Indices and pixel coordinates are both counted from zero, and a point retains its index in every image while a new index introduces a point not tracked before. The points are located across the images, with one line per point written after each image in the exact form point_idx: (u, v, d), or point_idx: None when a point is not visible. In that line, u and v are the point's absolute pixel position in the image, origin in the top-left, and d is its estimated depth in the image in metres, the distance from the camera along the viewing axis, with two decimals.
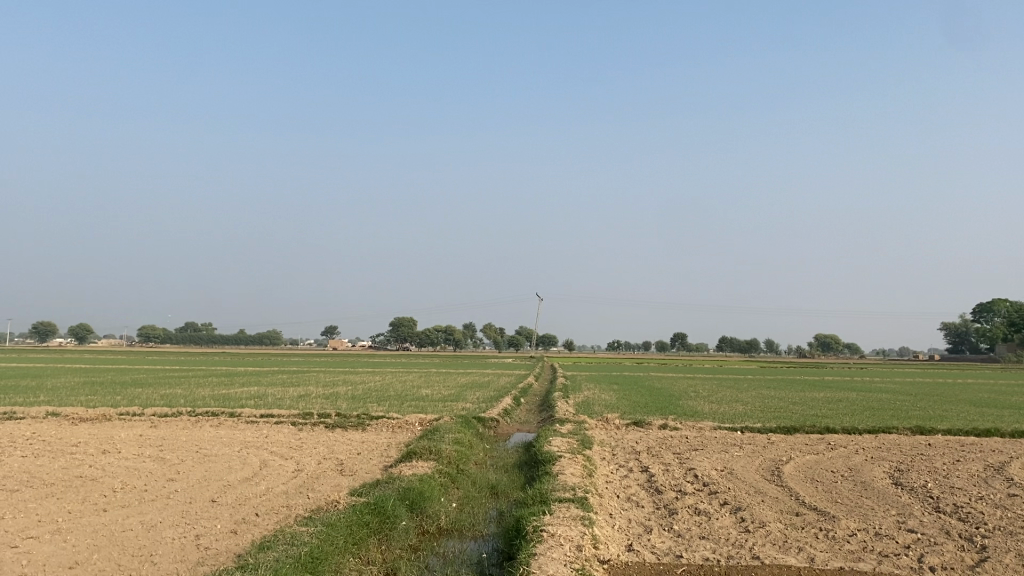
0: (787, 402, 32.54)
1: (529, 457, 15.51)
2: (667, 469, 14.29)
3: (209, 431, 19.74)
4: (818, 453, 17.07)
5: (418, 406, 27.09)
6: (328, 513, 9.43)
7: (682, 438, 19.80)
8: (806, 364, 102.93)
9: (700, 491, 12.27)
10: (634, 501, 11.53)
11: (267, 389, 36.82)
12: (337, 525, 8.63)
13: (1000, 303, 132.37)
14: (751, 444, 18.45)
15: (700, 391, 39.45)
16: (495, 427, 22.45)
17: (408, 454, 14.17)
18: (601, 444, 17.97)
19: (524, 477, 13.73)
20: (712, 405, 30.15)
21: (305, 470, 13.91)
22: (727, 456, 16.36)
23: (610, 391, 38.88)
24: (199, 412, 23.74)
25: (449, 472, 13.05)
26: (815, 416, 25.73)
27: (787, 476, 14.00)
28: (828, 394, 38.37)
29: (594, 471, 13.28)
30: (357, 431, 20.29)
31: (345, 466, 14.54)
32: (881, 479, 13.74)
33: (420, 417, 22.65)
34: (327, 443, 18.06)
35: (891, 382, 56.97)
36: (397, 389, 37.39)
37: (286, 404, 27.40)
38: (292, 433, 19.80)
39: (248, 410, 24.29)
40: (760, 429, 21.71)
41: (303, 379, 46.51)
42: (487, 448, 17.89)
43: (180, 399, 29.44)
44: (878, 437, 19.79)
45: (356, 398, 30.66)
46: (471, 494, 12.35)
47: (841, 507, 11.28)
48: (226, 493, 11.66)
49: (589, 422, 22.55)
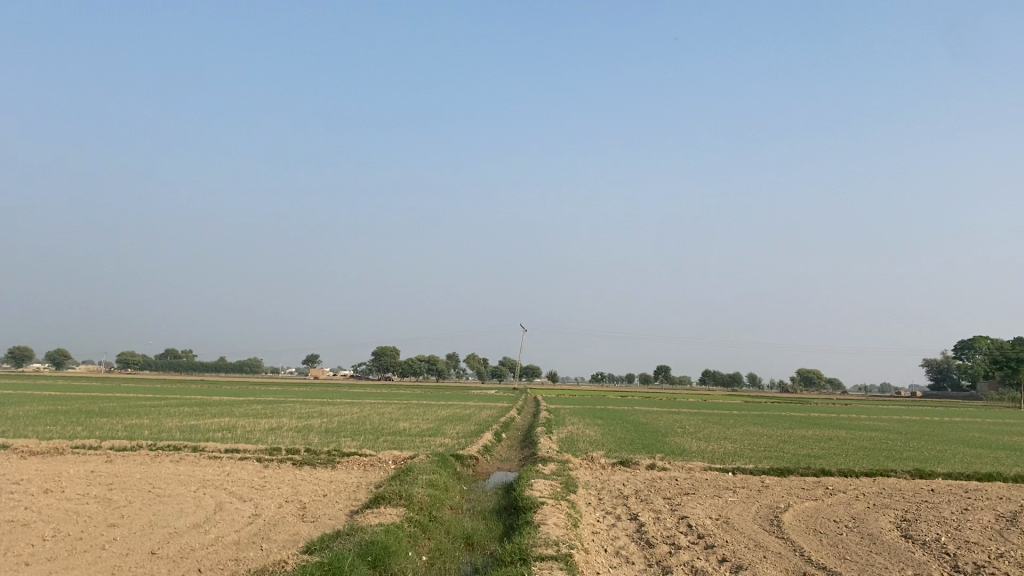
0: (777, 440, 31.56)
1: (508, 502, 14.40)
2: (657, 517, 13.17)
3: (168, 467, 18.45)
4: (817, 499, 16.04)
5: (394, 441, 25.90)
6: None
7: (671, 479, 18.76)
8: (791, 399, 102.03)
9: (695, 545, 11.21)
10: (624, 559, 10.36)
11: (238, 420, 35.48)
12: None
13: (983, 339, 132.38)
14: (744, 488, 17.36)
15: (687, 427, 38.47)
16: (473, 465, 21.27)
17: (376, 498, 13.04)
18: (585, 487, 16.85)
19: (502, 526, 12.57)
20: (700, 443, 29.03)
21: (263, 516, 12.74)
22: (721, 502, 15.25)
23: (594, 425, 37.84)
24: (160, 445, 22.46)
25: (419, 520, 11.87)
26: (808, 456, 24.67)
27: (787, 527, 12.89)
28: (818, 432, 37.45)
29: (579, 521, 12.14)
30: (326, 469, 19.13)
31: (307, 511, 13.36)
32: (890, 530, 12.67)
33: (394, 454, 21.49)
34: (292, 484, 16.86)
35: (876, 419, 56.09)
36: (374, 422, 36.13)
37: (255, 438, 26.13)
38: (257, 471, 18.57)
39: (213, 444, 23.05)
40: (753, 471, 20.63)
41: (277, 410, 45.01)
42: (463, 490, 16.70)
43: (143, 431, 28.02)
44: (878, 481, 18.72)
45: (330, 431, 29.37)
46: (444, 549, 11.16)
47: (851, 567, 10.18)
48: (169, 544, 10.45)
49: (572, 461, 21.46)
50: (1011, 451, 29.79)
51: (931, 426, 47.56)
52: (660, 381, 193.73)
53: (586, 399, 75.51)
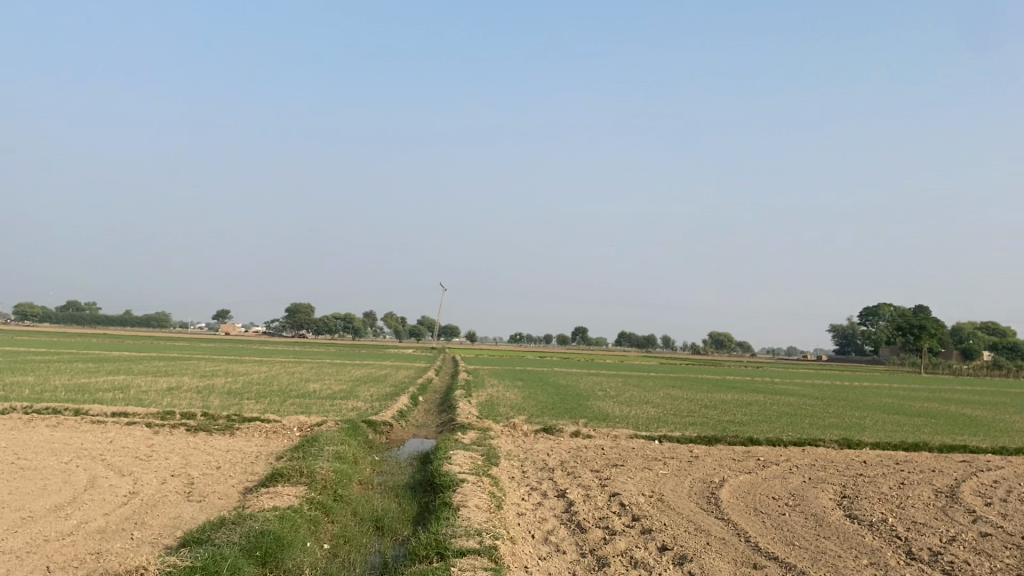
0: (700, 405, 31.05)
1: (424, 477, 13.08)
2: (587, 496, 12.03)
3: (42, 434, 16.44)
4: (750, 473, 15.21)
5: (302, 405, 24.18)
6: None
7: (597, 448, 17.75)
8: (705, 362, 103.54)
9: (630, 529, 10.11)
10: (554, 548, 9.17)
11: (134, 378, 33.05)
12: None
13: (886, 306, 136.98)
14: (674, 459, 16.44)
15: (607, 391, 37.86)
16: (387, 433, 19.87)
17: (272, 475, 11.50)
18: (506, 459, 15.64)
19: (416, 507, 11.24)
20: (623, 408, 28.26)
21: (141, 495, 11.06)
22: (652, 476, 14.25)
23: (515, 388, 36.80)
24: (38, 407, 20.27)
25: (321, 502, 10.45)
26: (732, 423, 24.09)
27: (726, 506, 11.92)
28: (736, 397, 37.35)
29: (503, 501, 10.90)
30: (225, 437, 17.43)
31: (195, 488, 11.73)
32: (833, 510, 11.83)
33: (301, 420, 19.86)
34: (183, 454, 15.12)
35: (786, 383, 56.86)
36: (283, 383, 34.22)
37: (149, 400, 24.03)
38: (145, 438, 16.73)
39: (99, 407, 20.93)
40: (680, 439, 19.81)
41: (180, 368, 42.51)
42: (375, 463, 15.28)
43: (24, 390, 25.58)
44: (808, 451, 18.10)
45: (234, 393, 27.41)
46: (348, 535, 9.77)
47: (802, 556, 9.22)
48: (16, 535, 8.71)
49: (493, 428, 20.23)
50: (926, 418, 30.01)
51: (840, 391, 48.21)
52: (577, 342, 195.16)
53: (504, 360, 74.63)
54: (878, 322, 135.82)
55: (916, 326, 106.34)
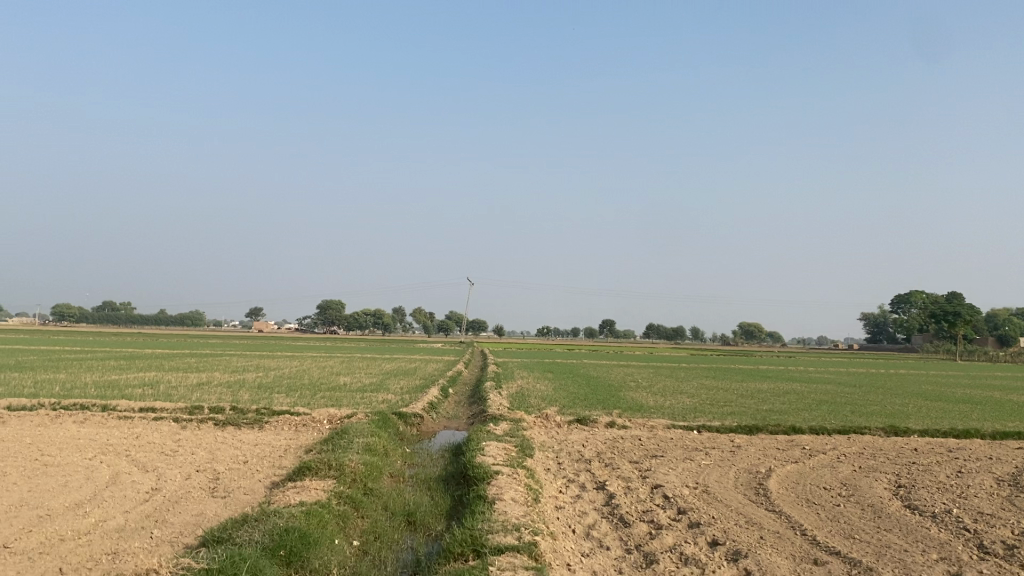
0: (736, 394, 30.33)
1: (457, 470, 12.57)
2: (627, 488, 11.44)
3: (68, 430, 16.14)
4: (797, 462, 14.54)
5: (332, 399, 23.80)
6: None
7: (634, 439, 17.15)
8: (736, 351, 102.30)
9: (676, 523, 9.51)
10: (597, 544, 8.60)
11: (164, 374, 32.92)
12: None
13: (919, 293, 134.44)
14: (715, 449, 15.77)
15: (640, 381, 37.19)
16: (418, 425, 19.39)
17: (300, 468, 11.04)
18: (542, 450, 15.08)
19: (449, 501, 10.73)
20: (658, 398, 27.58)
21: (164, 491, 10.64)
22: (694, 467, 13.61)
23: (545, 379, 36.25)
24: (66, 403, 20.04)
25: (350, 496, 9.97)
26: (772, 412, 23.34)
27: (776, 497, 11.27)
28: (773, 386, 36.53)
29: (540, 494, 10.33)
30: (253, 431, 17.06)
31: (220, 484, 11.30)
32: (891, 501, 11.15)
33: (330, 413, 19.46)
34: (209, 449, 14.73)
35: (820, 372, 55.76)
36: (312, 377, 33.96)
37: (177, 394, 23.78)
38: (171, 433, 16.38)
39: (126, 402, 20.66)
40: (720, 429, 19.12)
41: (210, 364, 42.44)
42: (406, 455, 14.79)
43: (54, 387, 25.45)
44: (855, 439, 17.36)
45: (263, 387, 27.13)
46: (379, 531, 9.27)
47: (865, 550, 8.57)
48: (30, 535, 8.30)
49: (526, 419, 19.70)
50: (973, 405, 29.03)
51: (877, 378, 47.07)
52: (605, 333, 194.12)
53: (534, 351, 74.10)
54: (912, 309, 133.34)
55: (953, 312, 104.15)
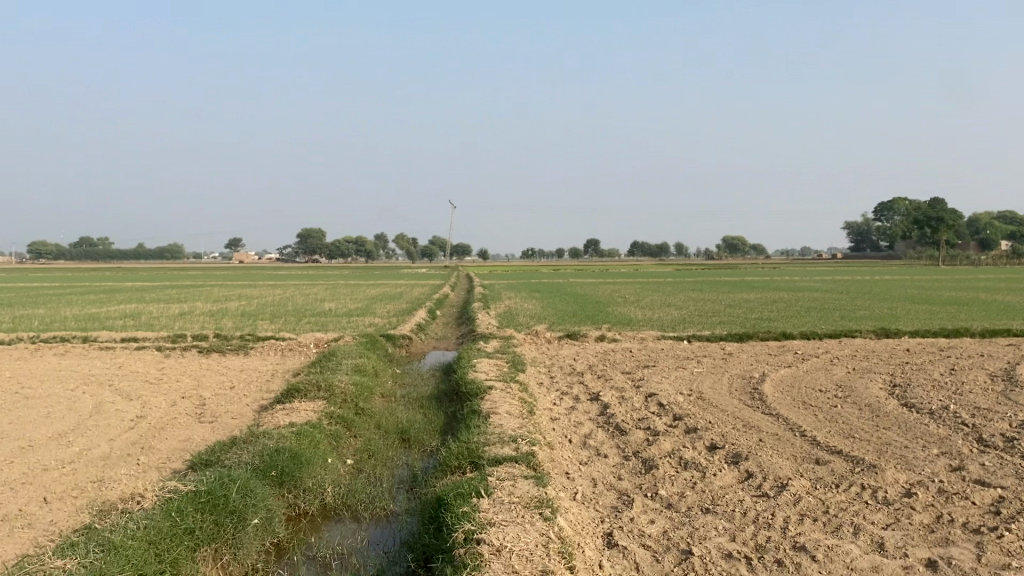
0: (723, 305, 30.38)
1: (449, 387, 12.39)
2: (622, 397, 11.30)
3: (50, 363, 15.86)
4: (790, 367, 14.45)
5: (318, 323, 23.58)
6: (127, 515, 5.98)
7: (625, 351, 17.06)
8: (721, 265, 102.68)
9: (674, 429, 9.36)
10: (595, 452, 8.45)
11: (146, 306, 32.58)
12: (133, 545, 5.26)
13: (901, 201, 134.70)
14: (707, 358, 15.69)
15: (627, 297, 37.20)
16: (407, 346, 19.23)
17: (288, 391, 10.78)
18: (532, 364, 14.94)
19: (443, 417, 10.55)
20: (646, 311, 27.55)
21: (150, 418, 10.40)
22: (688, 375, 13.49)
23: (532, 298, 36.17)
24: (46, 337, 19.72)
25: (341, 416, 9.76)
26: (761, 320, 23.35)
27: (772, 400, 11.17)
28: (759, 296, 36.64)
29: (534, 407, 10.14)
30: (239, 357, 16.83)
31: (207, 409, 11.08)
32: (887, 400, 11.08)
33: (317, 337, 19.24)
34: (195, 376, 14.51)
35: (804, 282, 55.99)
36: (298, 304, 33.72)
37: (160, 325, 23.50)
38: (156, 362, 16.14)
39: (109, 334, 20.36)
40: (710, 338, 19.08)
41: (194, 295, 42.05)
42: (396, 375, 14.62)
43: (35, 322, 25.09)
44: (845, 343, 17.35)
45: (248, 315, 26.87)
46: (373, 449, 9.09)
47: (866, 449, 8.45)
48: (11, 466, 8.04)
49: (515, 336, 19.58)
50: (958, 307, 29.20)
51: (861, 286, 47.34)
52: (590, 253, 194.25)
53: (519, 273, 74.00)
54: (894, 217, 133.78)
55: (935, 219, 104.60)
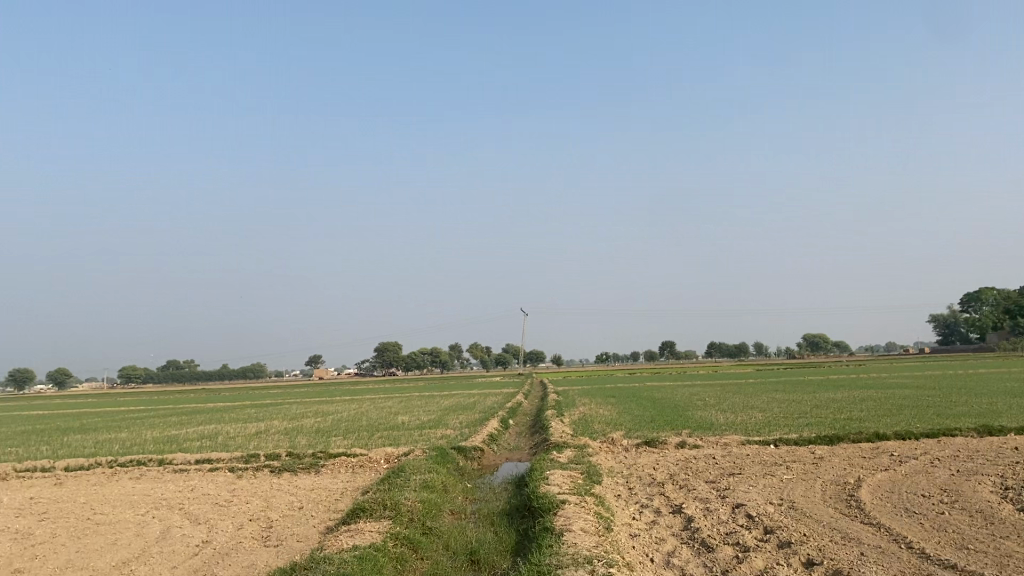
0: (809, 405, 29.03)
1: (521, 502, 11.84)
2: (706, 509, 10.59)
3: (124, 487, 15.83)
4: (887, 470, 13.45)
5: (390, 438, 23.28)
6: None
7: (706, 458, 16.22)
8: (803, 364, 99.42)
9: (764, 544, 8.63)
10: (679, 573, 7.80)
11: (223, 426, 32.86)
12: None
13: (988, 290, 129.63)
14: (796, 463, 14.74)
15: (707, 400, 35.98)
16: (479, 459, 18.72)
17: (354, 510, 10.42)
18: (609, 475, 14.26)
19: (516, 535, 10.00)
20: (728, 415, 26.42)
21: (215, 543, 10.11)
22: (776, 482, 12.64)
23: (608, 405, 35.27)
24: (123, 461, 19.86)
25: (409, 536, 9.33)
26: (851, 420, 22.11)
27: (871, 508, 10.27)
28: (847, 394, 34.99)
29: (611, 522, 9.54)
30: (310, 475, 16.57)
31: (273, 532, 10.76)
32: (1000, 504, 10.08)
33: (388, 452, 18.89)
34: (265, 496, 14.27)
35: (893, 377, 53.51)
36: (371, 418, 33.56)
37: (235, 444, 23.52)
38: (227, 483, 15.96)
39: (183, 455, 20.41)
40: (797, 441, 18.01)
41: (271, 412, 42.41)
42: (467, 490, 14.09)
43: (115, 446, 25.40)
44: (946, 442, 16.12)
45: (321, 431, 26.78)
46: (441, 572, 8.58)
47: (983, 561, 7.58)
48: None
49: (590, 445, 18.88)
50: None
51: (955, 380, 44.86)
52: (665, 356, 191.18)
53: (594, 379, 72.85)
54: (982, 307, 128.52)
55: None
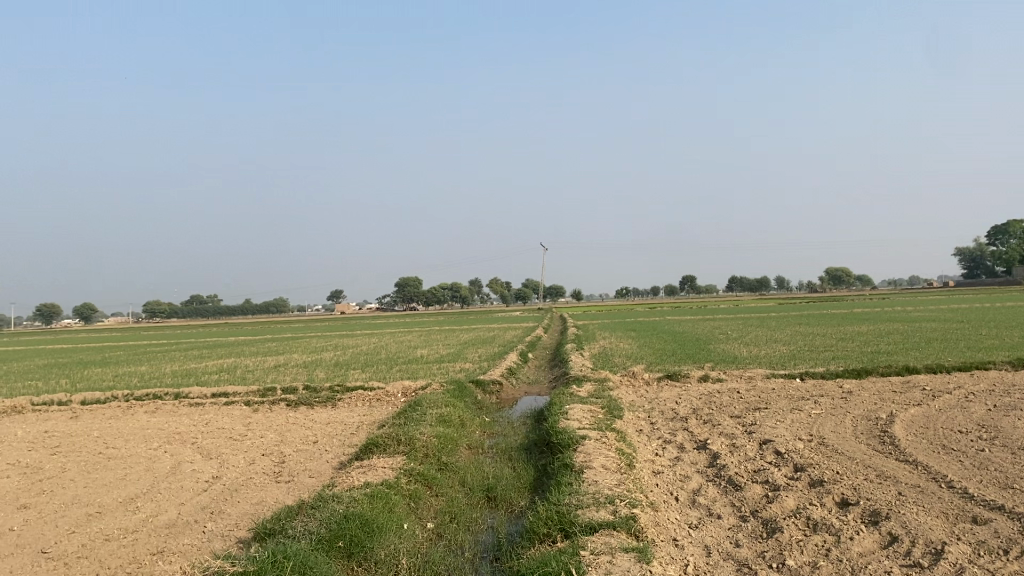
0: (834, 338, 28.49)
1: (540, 437, 11.46)
2: (733, 446, 10.15)
3: (139, 421, 15.68)
4: (921, 405, 12.92)
5: (408, 371, 23.03)
6: None
7: (731, 392, 15.77)
8: (826, 298, 98.51)
9: (796, 483, 8.18)
10: (706, 513, 7.39)
11: (242, 360, 32.83)
12: None
13: (1017, 223, 127.13)
14: (824, 397, 14.26)
15: (729, 333, 35.50)
16: (497, 393, 18.40)
17: (367, 446, 10.08)
18: (630, 410, 13.86)
19: (534, 472, 9.63)
20: (751, 348, 25.93)
21: (225, 479, 9.83)
22: (804, 418, 12.17)
23: (629, 339, 34.89)
24: (140, 394, 19.74)
25: (423, 473, 8.98)
26: (879, 354, 21.55)
27: (907, 445, 9.79)
28: (872, 327, 34.37)
29: (634, 459, 9.13)
30: (326, 409, 16.32)
31: (285, 468, 10.46)
32: None
33: (405, 386, 18.60)
34: (279, 431, 14.02)
35: (919, 310, 52.70)
36: (390, 352, 33.41)
37: (252, 378, 23.37)
38: (242, 418, 15.75)
39: (200, 389, 20.26)
40: (824, 375, 17.52)
41: (291, 346, 42.43)
42: (485, 424, 13.76)
43: (134, 379, 25.40)
44: (980, 376, 15.59)
45: (339, 365, 26.60)
46: (455, 510, 8.24)
47: None
48: (72, 536, 7.52)
49: (611, 379, 18.49)
50: None
51: (983, 313, 44.03)
52: (686, 291, 190.34)
53: (614, 313, 72.47)
54: (1010, 240, 126.19)
55: None
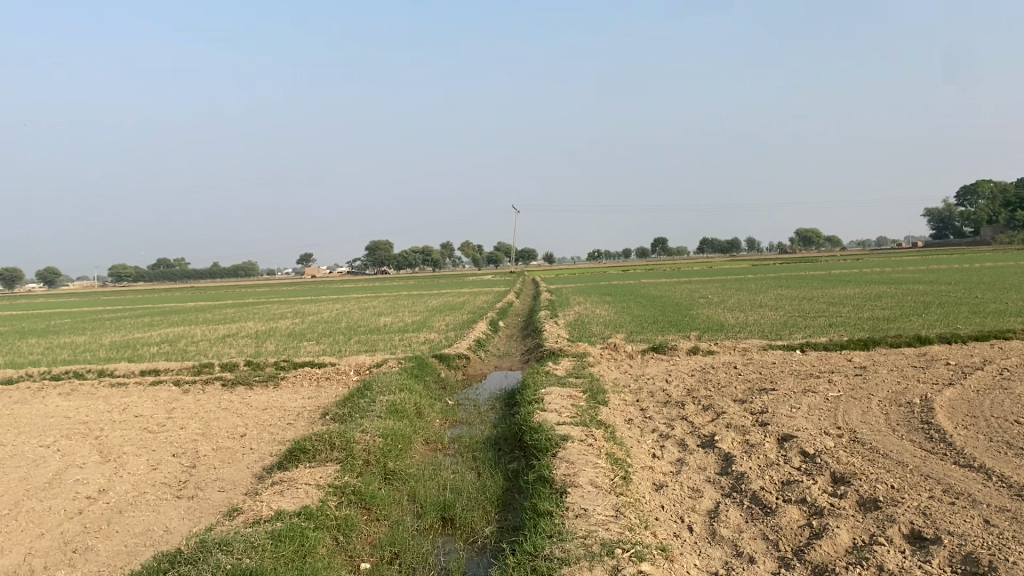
0: (824, 303, 26.79)
1: (511, 432, 9.46)
2: (747, 445, 8.25)
3: (45, 407, 13.42)
4: (954, 384, 11.10)
5: (366, 343, 20.94)
6: None
7: (727, 367, 13.91)
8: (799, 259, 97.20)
9: (843, 505, 6.26)
10: (737, 558, 5.44)
11: (190, 329, 30.40)
12: None
13: (988, 183, 126.90)
14: (837, 375, 12.41)
15: (711, 297, 33.75)
16: (463, 368, 16.41)
17: (292, 451, 8.01)
18: (616, 392, 11.94)
19: (503, 483, 7.66)
20: (738, 314, 24.12)
21: (110, 495, 7.71)
22: (821, 403, 10.28)
23: (605, 304, 32.97)
24: (59, 372, 17.44)
25: (358, 492, 6.96)
26: (880, 321, 19.81)
27: (962, 442, 7.93)
28: (860, 290, 32.74)
29: (629, 468, 7.19)
30: (266, 391, 14.19)
31: (194, 476, 8.37)
32: None
33: (359, 362, 16.49)
34: (206, 419, 11.95)
35: (900, 271, 51.18)
36: (351, 319, 31.16)
37: (193, 351, 21.09)
38: (167, 402, 13.58)
39: (129, 365, 18.00)
40: (828, 346, 15.72)
41: (247, 313, 39.88)
42: (447, 411, 11.73)
43: (63, 353, 22.94)
44: (1006, 348, 13.83)
45: (292, 335, 24.42)
46: (401, 543, 6.25)
47: None
48: None
49: (591, 352, 16.53)
50: None
51: (967, 274, 42.48)
52: (656, 253, 188.69)
53: (587, 276, 70.47)
54: (981, 200, 125.85)
55: None
